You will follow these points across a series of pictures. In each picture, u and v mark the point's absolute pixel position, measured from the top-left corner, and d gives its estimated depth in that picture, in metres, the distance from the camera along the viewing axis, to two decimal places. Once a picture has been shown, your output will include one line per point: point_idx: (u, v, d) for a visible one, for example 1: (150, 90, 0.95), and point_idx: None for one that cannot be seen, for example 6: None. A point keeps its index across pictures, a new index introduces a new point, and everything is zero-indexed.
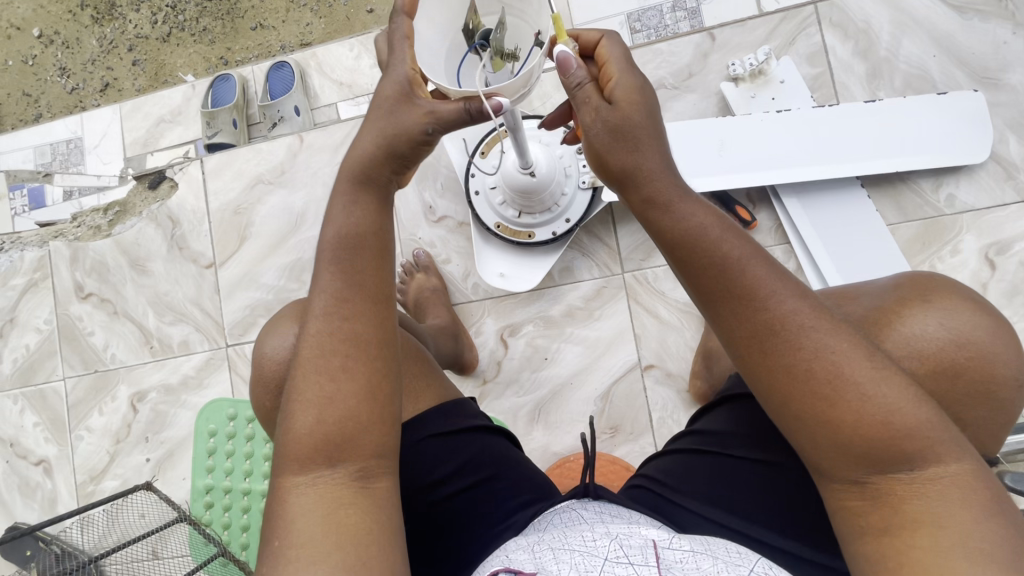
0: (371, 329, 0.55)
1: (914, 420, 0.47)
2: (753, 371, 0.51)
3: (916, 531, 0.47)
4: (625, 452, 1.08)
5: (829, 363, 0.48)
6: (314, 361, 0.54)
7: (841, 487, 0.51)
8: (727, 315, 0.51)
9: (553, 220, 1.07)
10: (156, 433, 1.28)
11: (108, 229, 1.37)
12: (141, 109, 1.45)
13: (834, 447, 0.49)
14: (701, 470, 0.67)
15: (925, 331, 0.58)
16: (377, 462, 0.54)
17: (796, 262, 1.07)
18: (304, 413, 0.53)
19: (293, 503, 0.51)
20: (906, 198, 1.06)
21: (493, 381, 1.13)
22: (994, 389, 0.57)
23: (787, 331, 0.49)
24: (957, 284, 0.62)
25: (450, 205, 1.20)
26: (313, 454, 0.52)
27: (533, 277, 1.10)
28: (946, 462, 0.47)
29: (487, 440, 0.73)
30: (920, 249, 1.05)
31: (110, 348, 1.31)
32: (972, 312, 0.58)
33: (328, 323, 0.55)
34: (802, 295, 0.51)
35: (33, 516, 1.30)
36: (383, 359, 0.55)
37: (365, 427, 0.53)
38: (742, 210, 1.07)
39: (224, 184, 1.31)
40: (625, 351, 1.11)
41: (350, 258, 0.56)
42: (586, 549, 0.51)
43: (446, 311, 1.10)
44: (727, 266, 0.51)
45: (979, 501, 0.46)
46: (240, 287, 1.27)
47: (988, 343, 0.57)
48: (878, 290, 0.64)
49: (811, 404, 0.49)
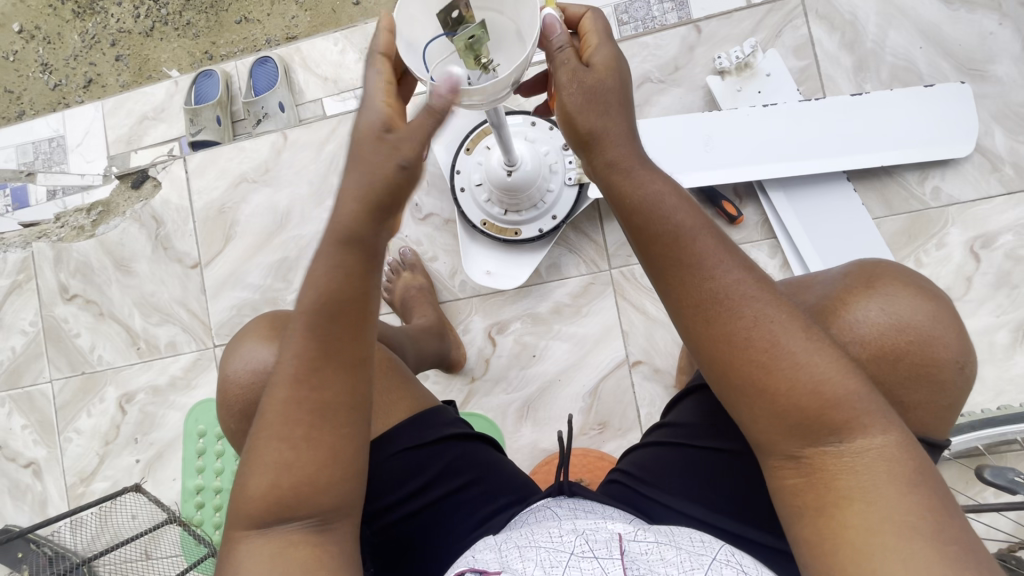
0: (337, 394, 0.53)
1: (846, 393, 0.47)
2: (698, 339, 0.51)
3: (844, 505, 0.46)
4: (613, 448, 1.08)
5: (766, 334, 0.48)
6: (277, 429, 0.53)
7: (779, 463, 0.50)
8: (674, 284, 0.51)
9: (539, 217, 1.07)
10: (145, 434, 1.27)
11: (92, 229, 1.36)
12: (124, 107, 1.43)
13: (770, 419, 0.49)
14: (673, 464, 0.66)
15: (867, 317, 0.57)
16: (335, 512, 0.54)
17: (782, 257, 1.07)
18: (259, 477, 0.53)
19: (245, 554, 0.52)
20: (892, 191, 1.06)
21: (481, 378, 1.13)
22: (935, 371, 0.56)
23: (728, 301, 0.49)
24: (909, 271, 0.62)
25: (436, 202, 1.19)
26: (267, 511, 0.52)
27: (519, 274, 1.10)
28: (876, 435, 0.47)
29: (461, 448, 0.72)
30: (906, 242, 1.05)
31: (97, 349, 1.31)
32: (917, 299, 0.58)
33: (292, 392, 0.53)
34: (745, 269, 0.51)
35: (23, 519, 1.30)
36: (347, 424, 0.54)
37: (323, 486, 0.53)
38: (729, 204, 1.07)
39: (209, 182, 1.30)
40: (612, 347, 1.11)
41: (323, 327, 0.53)
42: (552, 545, 0.51)
43: (433, 310, 1.10)
44: (675, 238, 0.51)
45: (907, 477, 0.46)
46: (227, 287, 1.26)
47: (931, 327, 0.57)
48: (830, 278, 0.63)
49: (750, 375, 0.48)
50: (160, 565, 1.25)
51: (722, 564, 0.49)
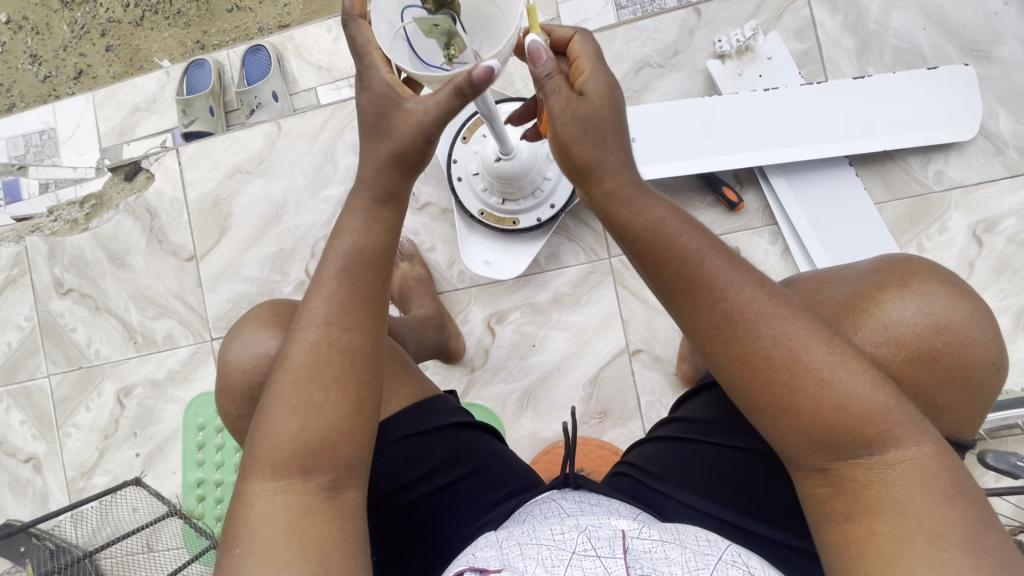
0: (360, 338, 0.54)
1: (875, 407, 0.47)
2: (717, 358, 0.50)
3: (880, 516, 0.46)
4: (614, 437, 1.08)
5: (789, 354, 0.48)
6: (304, 369, 0.53)
7: (808, 474, 0.50)
8: (689, 307, 0.51)
9: (538, 206, 1.06)
10: (145, 428, 1.27)
11: (85, 222, 1.34)
12: (115, 97, 1.41)
13: (796, 435, 0.49)
14: (681, 458, 0.66)
15: (903, 316, 0.57)
16: (349, 472, 0.53)
17: (783, 244, 1.06)
18: (287, 418, 0.52)
19: (259, 508, 0.51)
20: (894, 176, 1.05)
21: (481, 369, 1.13)
22: (968, 372, 0.56)
23: (748, 321, 0.49)
24: (938, 267, 0.61)
25: (433, 192, 1.17)
26: (290, 460, 0.51)
27: (518, 264, 1.09)
28: (908, 447, 0.47)
29: (461, 436, 0.72)
30: (909, 227, 1.04)
31: (94, 343, 1.30)
32: (952, 297, 0.57)
33: (324, 329, 0.54)
34: (764, 287, 0.50)
35: (25, 513, 1.30)
36: (370, 370, 0.54)
37: (345, 436, 0.53)
38: (729, 191, 1.05)
39: (202, 174, 1.29)
40: (613, 336, 1.10)
41: (361, 273, 0.55)
42: (554, 543, 0.51)
43: (432, 300, 1.09)
44: (688, 260, 0.51)
45: (937, 486, 0.46)
46: (223, 279, 1.25)
47: (965, 327, 0.56)
48: (857, 273, 0.62)
49: (774, 394, 0.48)
50: (163, 558, 1.25)
51: (728, 564, 0.49)
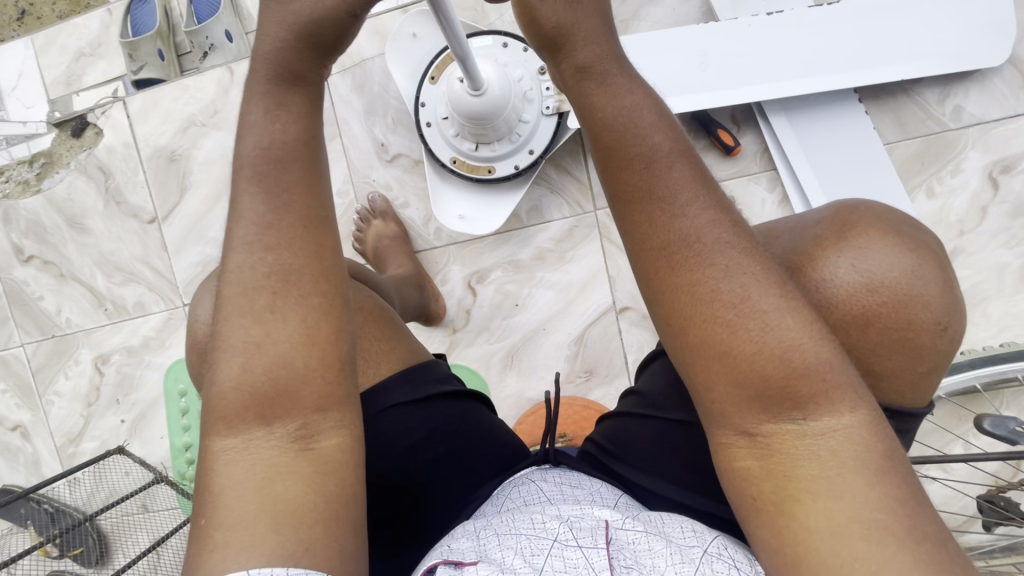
0: (299, 256, 0.46)
1: (813, 362, 0.41)
2: (657, 287, 0.43)
3: (804, 498, 0.40)
4: (600, 396, 1.05)
5: (734, 287, 0.42)
6: (237, 300, 0.46)
7: (729, 439, 0.43)
8: (639, 220, 0.44)
9: (515, 152, 0.97)
10: (126, 395, 1.25)
11: (38, 183, 1.25)
12: (56, 42, 1.28)
13: (726, 383, 0.42)
14: (638, 438, 0.62)
15: (840, 275, 0.47)
16: (318, 416, 0.46)
17: (782, 191, 0.98)
18: (231, 360, 0.45)
19: (222, 469, 0.44)
20: (907, 112, 0.96)
21: (463, 330, 1.08)
22: (913, 336, 0.46)
23: (696, 246, 0.43)
24: (892, 213, 0.50)
25: (403, 141, 1.08)
26: (244, 410, 0.45)
27: (494, 217, 1.01)
28: (844, 413, 0.41)
29: (452, 406, 0.66)
30: (920, 170, 0.96)
31: (64, 312, 1.25)
32: (896, 248, 0.47)
33: (248, 253, 0.46)
34: (720, 210, 0.44)
35: (19, 479, 1.31)
36: (321, 291, 0.47)
37: (304, 375, 0.45)
38: (725, 134, 0.97)
39: (155, 127, 1.19)
40: (599, 293, 1.05)
41: (272, 176, 0.47)
42: (534, 531, 0.48)
43: (409, 260, 1.02)
44: (649, 165, 0.43)
45: (873, 460, 0.40)
46: (188, 242, 1.18)
47: (911, 282, 0.46)
48: (804, 222, 0.53)
49: (707, 333, 0.42)
50: (159, 518, 1.28)
51: (714, 557, 0.45)
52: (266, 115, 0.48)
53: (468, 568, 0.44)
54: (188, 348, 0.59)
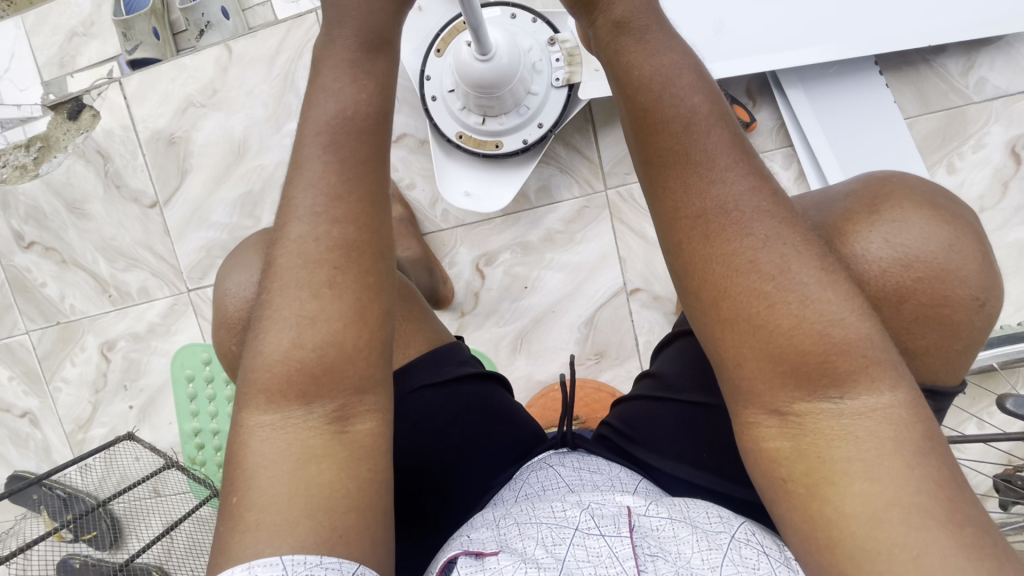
0: (359, 234, 0.44)
1: (854, 338, 0.39)
2: (691, 258, 0.41)
3: (839, 481, 0.39)
4: (611, 377, 1.04)
5: (772, 258, 0.40)
6: (293, 273, 0.44)
7: (759, 418, 0.42)
8: (674, 186, 0.41)
9: (524, 126, 0.94)
10: (134, 381, 1.24)
11: (35, 168, 1.23)
12: (48, 21, 1.24)
13: (761, 359, 0.40)
14: (656, 421, 0.61)
15: (878, 247, 0.45)
16: (358, 398, 0.45)
17: (797, 167, 0.96)
18: (278, 332, 0.43)
19: (257, 447, 0.43)
20: (928, 84, 0.93)
21: (472, 313, 1.07)
22: (948, 312, 0.45)
23: (734, 215, 0.40)
24: (928, 184, 0.48)
25: (408, 120, 1.06)
26: (286, 386, 0.43)
27: (502, 194, 0.98)
28: (884, 392, 0.39)
29: (479, 388, 0.65)
30: (940, 145, 0.93)
31: (68, 298, 1.24)
32: (933, 221, 0.45)
33: (311, 225, 0.44)
34: (759, 178, 0.41)
35: (30, 464, 1.32)
36: (376, 272, 0.45)
37: (351, 354, 0.44)
38: (740, 109, 0.94)
39: (152, 109, 1.16)
40: (609, 274, 1.04)
41: (343, 144, 0.45)
42: (555, 521, 0.47)
43: (417, 242, 1.01)
44: (687, 128, 0.41)
45: (913, 441, 0.39)
46: (191, 226, 1.16)
47: (949, 256, 0.44)
48: (835, 192, 0.51)
49: (743, 307, 0.40)
50: (170, 502, 1.29)
51: (742, 543, 0.45)
52: None
53: (489, 558, 0.44)
54: (215, 322, 0.57)
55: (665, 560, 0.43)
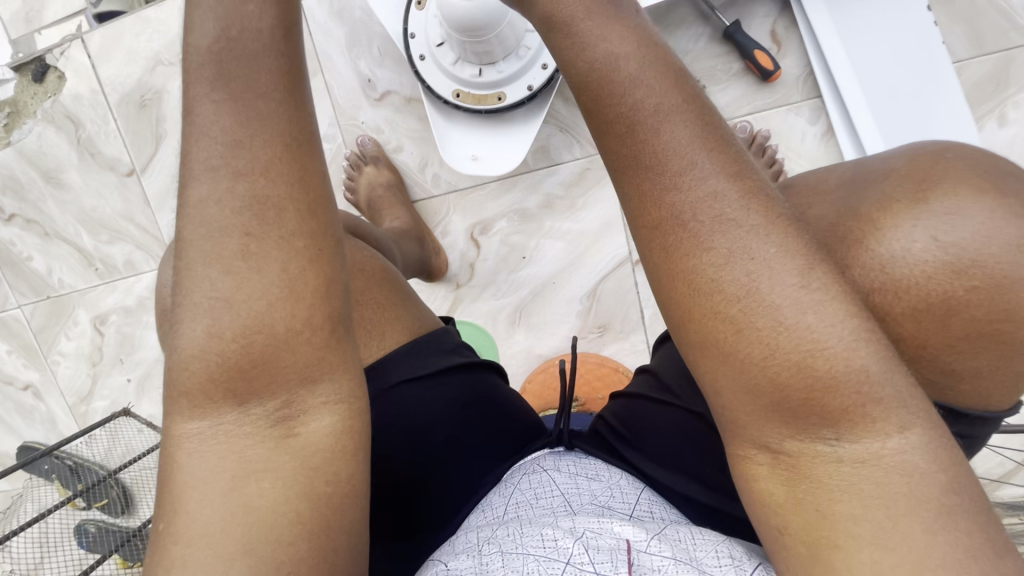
0: (280, 186, 0.38)
1: (842, 369, 0.33)
2: (654, 277, 0.36)
3: (846, 546, 0.33)
4: (614, 352, 0.99)
5: (741, 277, 0.33)
6: (202, 248, 0.37)
7: (748, 453, 0.37)
8: (629, 196, 0.36)
9: (527, 69, 0.83)
10: (128, 355, 1.23)
11: (6, 136, 1.16)
12: None
13: (739, 393, 0.35)
14: (653, 423, 0.56)
15: (913, 249, 0.38)
16: (307, 390, 0.40)
17: (826, 121, 0.86)
18: (194, 320, 0.38)
19: (186, 462, 0.38)
20: (985, 22, 0.81)
21: (467, 285, 1.01)
22: (1008, 331, 0.37)
23: (694, 227, 0.34)
24: (994, 167, 0.40)
25: (392, 75, 0.96)
26: (214, 385, 0.38)
27: (513, 152, 0.86)
28: (891, 434, 0.33)
29: (460, 383, 0.61)
30: (991, 94, 0.82)
31: (55, 272, 1.20)
32: (994, 214, 0.37)
33: (213, 181, 0.37)
34: (729, 180, 0.34)
35: (39, 435, 1.33)
36: (315, 252, 0.39)
37: (287, 341, 0.39)
38: (763, 56, 0.83)
39: (120, 68, 1.07)
40: (613, 243, 0.96)
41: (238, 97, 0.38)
42: (545, 552, 0.42)
43: (405, 210, 0.94)
44: (635, 128, 0.34)
45: (929, 505, 0.32)
46: (171, 196, 1.10)
47: (1014, 261, 0.36)
48: (875, 178, 0.43)
49: (710, 335, 0.34)
50: None
51: None
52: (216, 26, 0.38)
53: None
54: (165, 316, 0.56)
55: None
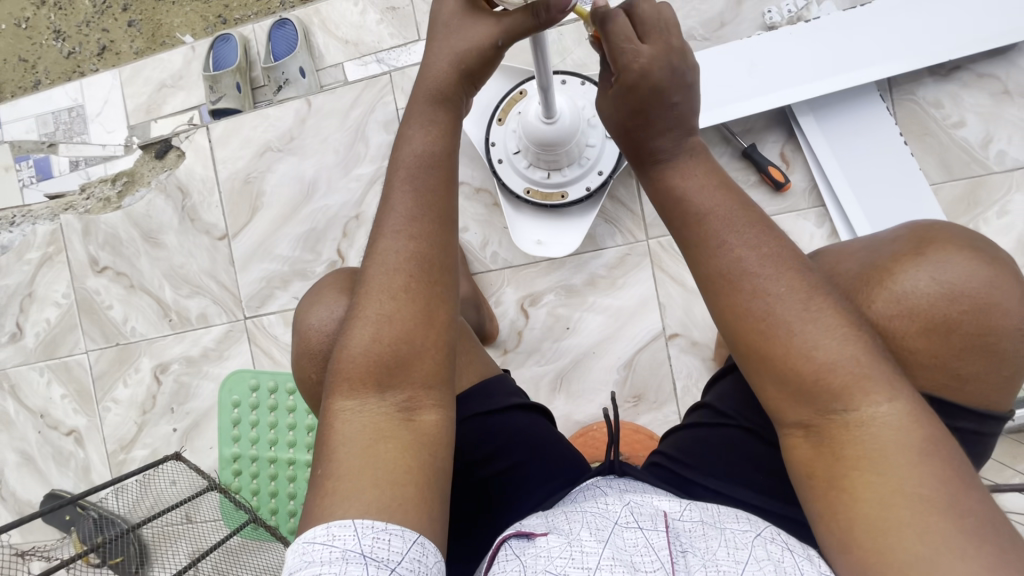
0: (434, 249, 0.52)
1: (854, 363, 0.46)
2: (714, 308, 0.50)
3: (854, 472, 0.45)
4: (648, 421, 1.07)
5: (776, 303, 0.47)
6: (379, 279, 0.51)
7: (789, 431, 0.49)
8: (695, 256, 0.51)
9: (585, 175, 1.02)
10: (181, 404, 1.29)
11: (118, 201, 1.34)
12: (141, 74, 1.39)
13: (782, 384, 0.47)
14: (714, 449, 0.64)
15: (916, 286, 0.52)
16: (425, 392, 0.51)
17: (830, 226, 1.03)
18: (362, 328, 0.51)
19: (339, 427, 0.49)
20: (952, 155, 1.01)
21: (514, 351, 1.12)
22: (990, 342, 0.51)
23: (743, 273, 0.48)
24: (964, 229, 0.55)
25: (465, 170, 1.15)
26: (365, 376, 0.50)
27: (571, 240, 1.05)
28: (882, 402, 0.45)
29: (527, 419, 0.69)
30: (965, 210, 1.00)
31: (130, 321, 1.31)
32: (972, 262, 0.52)
33: (397, 240, 0.52)
34: (766, 240, 0.49)
35: (69, 484, 1.34)
36: (442, 281, 0.52)
37: (421, 352, 0.51)
38: (776, 171, 1.02)
39: (232, 152, 1.28)
40: (649, 319, 1.09)
41: (422, 180, 0.54)
42: (599, 512, 0.52)
43: (468, 281, 1.06)
44: (701, 210, 0.50)
45: (915, 444, 0.44)
46: (255, 258, 1.25)
47: (989, 292, 0.51)
48: (877, 241, 0.58)
49: (757, 343, 0.47)
50: (202, 529, 1.28)
51: (768, 540, 0.49)
52: (422, 129, 0.55)
53: (539, 539, 0.48)
54: (296, 350, 0.63)
55: (696, 554, 0.47)
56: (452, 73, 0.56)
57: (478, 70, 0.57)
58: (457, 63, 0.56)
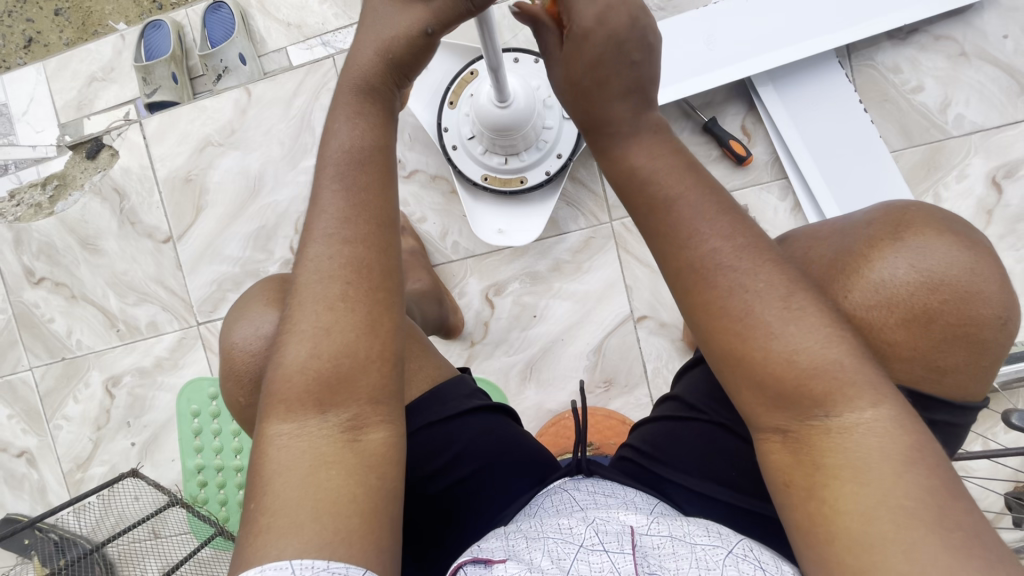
0: (372, 250, 0.48)
1: (830, 363, 0.44)
2: (687, 309, 0.48)
3: (831, 482, 0.43)
4: (620, 406, 1.05)
5: (744, 300, 0.45)
6: (311, 289, 0.47)
7: (765, 436, 0.47)
8: (663, 250, 0.49)
9: (544, 159, 0.98)
10: (137, 417, 1.23)
11: (51, 206, 1.25)
12: (67, 67, 1.28)
13: (756, 389, 0.45)
14: (685, 443, 0.63)
15: (894, 276, 0.51)
16: (372, 408, 0.47)
17: (793, 199, 1.01)
18: (296, 345, 0.46)
19: (274, 454, 0.45)
20: (912, 121, 1.00)
21: (481, 342, 1.09)
22: (973, 332, 0.50)
23: (712, 267, 0.46)
24: (942, 211, 0.54)
25: (420, 157, 1.10)
26: (304, 396, 0.46)
27: (534, 227, 1.01)
28: (865, 408, 0.43)
29: (480, 423, 0.65)
30: (925, 176, 0.99)
31: (75, 334, 1.24)
32: (954, 246, 0.51)
33: (327, 245, 0.48)
34: (733, 234, 0.47)
35: (24, 507, 1.27)
36: (382, 286, 0.48)
37: (364, 366, 0.46)
38: (737, 144, 1.00)
39: (171, 148, 1.20)
40: (617, 302, 1.06)
41: (354, 175, 0.50)
42: (561, 536, 0.49)
43: (427, 274, 1.01)
44: (666, 199, 0.49)
45: (898, 451, 0.42)
46: (204, 261, 1.18)
47: (968, 280, 0.50)
48: (851, 224, 0.56)
49: (727, 343, 0.46)
50: (169, 545, 1.22)
51: (739, 559, 0.47)
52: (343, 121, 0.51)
53: (497, 566, 0.46)
54: (223, 374, 0.59)
55: None
56: (375, 60, 0.52)
57: (409, 62, 0.53)
58: (384, 51, 0.52)
